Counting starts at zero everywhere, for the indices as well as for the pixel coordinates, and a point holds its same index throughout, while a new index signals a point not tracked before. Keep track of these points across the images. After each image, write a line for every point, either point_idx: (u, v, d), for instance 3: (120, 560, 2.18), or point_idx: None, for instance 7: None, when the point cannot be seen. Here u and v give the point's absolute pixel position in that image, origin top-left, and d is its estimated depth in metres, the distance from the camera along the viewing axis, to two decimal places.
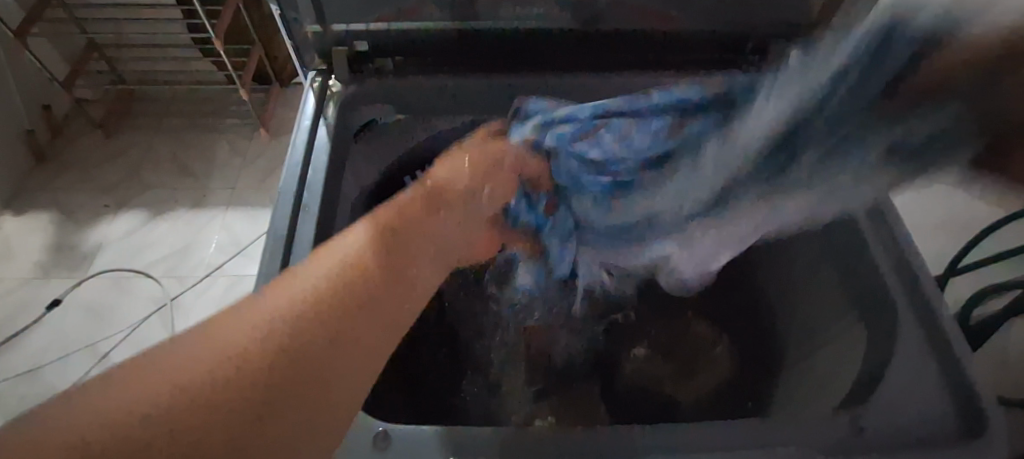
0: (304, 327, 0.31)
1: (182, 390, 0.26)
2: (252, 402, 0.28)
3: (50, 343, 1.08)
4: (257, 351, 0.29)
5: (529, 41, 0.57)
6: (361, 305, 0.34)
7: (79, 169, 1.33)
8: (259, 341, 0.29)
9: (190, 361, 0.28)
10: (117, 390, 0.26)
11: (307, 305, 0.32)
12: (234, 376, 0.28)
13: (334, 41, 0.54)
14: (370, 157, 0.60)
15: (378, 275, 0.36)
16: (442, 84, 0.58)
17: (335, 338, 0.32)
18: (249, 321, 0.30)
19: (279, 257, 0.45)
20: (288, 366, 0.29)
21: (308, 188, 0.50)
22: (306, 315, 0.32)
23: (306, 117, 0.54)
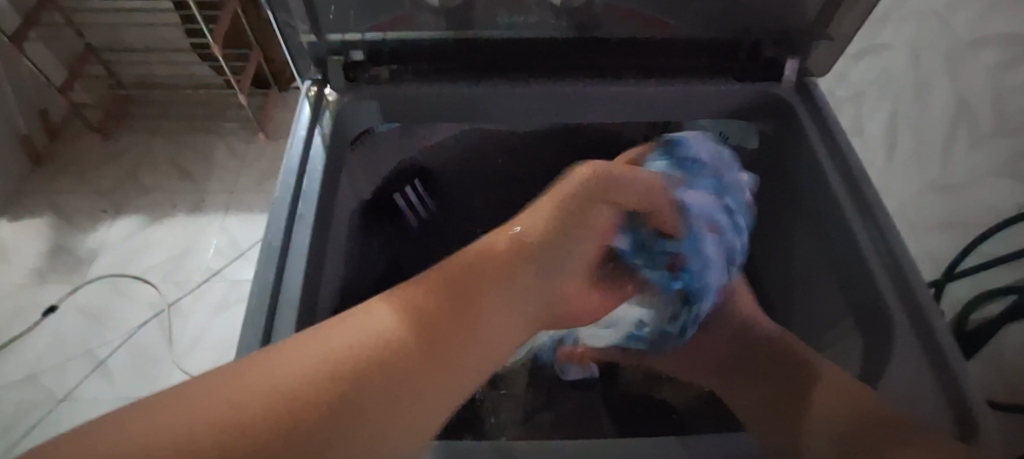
0: (342, 383, 0.32)
1: (276, 398, 0.30)
2: (326, 422, 0.31)
3: (47, 349, 1.07)
4: (303, 400, 0.31)
5: (525, 47, 0.57)
6: (404, 368, 0.36)
7: (77, 173, 1.32)
8: (337, 370, 0.33)
9: (247, 396, 0.29)
10: (164, 408, 0.28)
11: (353, 358, 0.34)
12: (314, 389, 0.31)
13: (329, 49, 0.55)
14: (370, 162, 0.61)
15: (425, 337, 0.39)
16: (437, 91, 0.57)
17: (369, 410, 0.33)
18: (302, 364, 0.32)
19: (275, 266, 0.45)
20: (320, 422, 0.30)
21: (304, 197, 0.50)
22: (381, 355, 0.35)
23: (301, 127, 0.53)
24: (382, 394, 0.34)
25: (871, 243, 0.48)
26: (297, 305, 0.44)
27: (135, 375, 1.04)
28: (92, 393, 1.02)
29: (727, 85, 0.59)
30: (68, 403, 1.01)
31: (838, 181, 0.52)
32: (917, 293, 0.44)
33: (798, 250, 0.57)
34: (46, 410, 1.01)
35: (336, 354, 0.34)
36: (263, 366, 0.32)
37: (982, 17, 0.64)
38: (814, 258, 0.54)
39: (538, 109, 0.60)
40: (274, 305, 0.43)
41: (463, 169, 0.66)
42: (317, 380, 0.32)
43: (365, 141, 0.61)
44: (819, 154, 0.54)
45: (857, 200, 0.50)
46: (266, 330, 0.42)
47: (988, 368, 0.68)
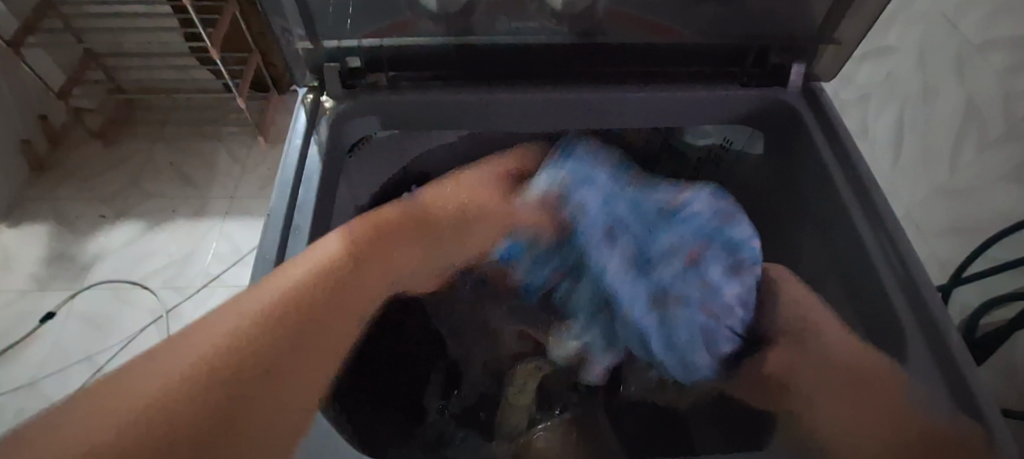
0: (252, 351, 0.39)
1: (176, 401, 0.34)
2: (226, 408, 0.36)
3: (46, 356, 1.07)
4: (224, 363, 0.38)
5: (526, 53, 0.56)
6: (264, 355, 0.40)
7: (77, 178, 1.32)
8: (226, 359, 0.38)
9: (179, 363, 0.36)
10: (101, 411, 0.33)
11: (245, 334, 0.40)
12: (193, 394, 0.35)
13: (325, 56, 0.54)
14: (368, 170, 0.60)
15: (279, 320, 0.42)
16: (435, 98, 0.56)
17: (259, 375, 0.39)
18: (213, 342, 0.38)
19: (268, 279, 0.44)
20: (246, 376, 0.38)
21: (300, 207, 0.49)
22: (268, 328, 0.41)
23: (298, 134, 0.53)
24: (281, 352, 0.41)
25: (882, 252, 0.47)
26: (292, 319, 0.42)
27: None
28: None
29: (730, 90, 0.58)
30: None
31: (846, 188, 0.51)
32: (932, 304, 0.43)
33: (805, 257, 0.56)
34: None
35: (268, 306, 0.41)
36: (161, 366, 0.36)
37: (992, 18, 0.63)
38: (823, 264, 0.53)
39: (540, 117, 0.59)
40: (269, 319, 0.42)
41: (456, 170, 0.65)
42: (201, 381, 0.36)
43: (364, 149, 0.59)
44: (827, 159, 0.53)
45: (868, 207, 0.49)
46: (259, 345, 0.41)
47: (1001, 376, 0.67)
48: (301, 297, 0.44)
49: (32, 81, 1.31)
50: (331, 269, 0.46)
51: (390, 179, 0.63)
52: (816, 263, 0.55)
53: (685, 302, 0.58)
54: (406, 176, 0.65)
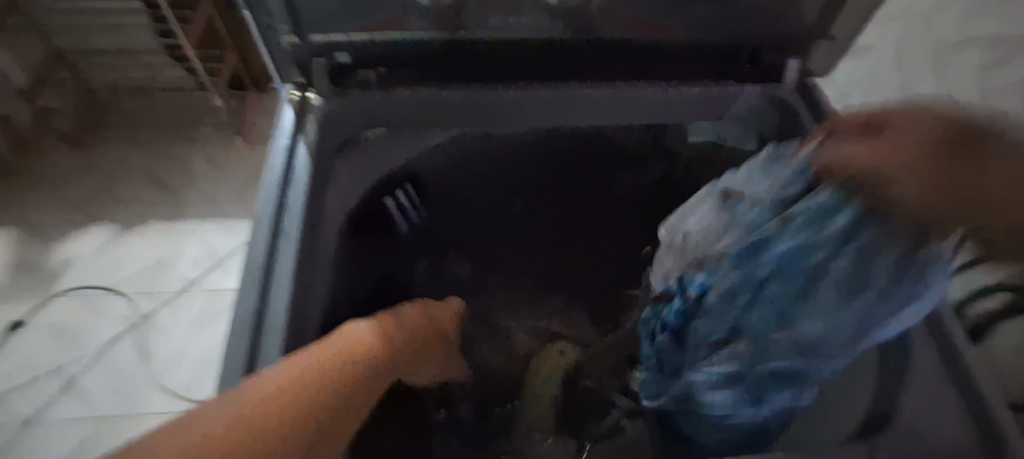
0: (318, 398, 0.35)
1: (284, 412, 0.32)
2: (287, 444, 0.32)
3: (14, 369, 1.02)
4: (287, 400, 0.33)
5: (521, 50, 0.54)
6: (328, 405, 0.35)
7: (45, 183, 1.27)
8: (318, 393, 0.35)
9: (249, 395, 0.33)
10: (170, 435, 0.30)
11: (315, 374, 0.36)
12: (251, 423, 0.31)
13: (310, 53, 0.51)
14: (359, 171, 0.58)
15: (350, 376, 0.38)
16: (429, 94, 0.55)
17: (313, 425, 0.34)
18: (286, 380, 0.34)
19: (256, 286, 0.42)
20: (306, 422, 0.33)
21: (287, 212, 0.46)
22: (345, 368, 0.38)
23: (284, 135, 0.51)
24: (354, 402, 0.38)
25: None
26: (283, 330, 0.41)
27: (110, 394, 0.99)
28: (63, 414, 0.97)
29: (725, 86, 0.58)
30: (37, 425, 0.96)
31: None
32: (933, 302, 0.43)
33: None
34: (14, 433, 0.95)
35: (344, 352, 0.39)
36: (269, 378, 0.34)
37: None
38: None
39: (535, 113, 0.59)
40: (257, 330, 0.40)
41: (448, 171, 0.63)
42: (292, 395, 0.34)
43: (353, 148, 0.58)
44: None
45: None
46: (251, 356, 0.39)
47: None
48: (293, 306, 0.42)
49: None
50: (381, 331, 0.42)
51: (382, 176, 0.59)
52: None
53: (781, 313, 0.40)
54: (396, 175, 0.61)
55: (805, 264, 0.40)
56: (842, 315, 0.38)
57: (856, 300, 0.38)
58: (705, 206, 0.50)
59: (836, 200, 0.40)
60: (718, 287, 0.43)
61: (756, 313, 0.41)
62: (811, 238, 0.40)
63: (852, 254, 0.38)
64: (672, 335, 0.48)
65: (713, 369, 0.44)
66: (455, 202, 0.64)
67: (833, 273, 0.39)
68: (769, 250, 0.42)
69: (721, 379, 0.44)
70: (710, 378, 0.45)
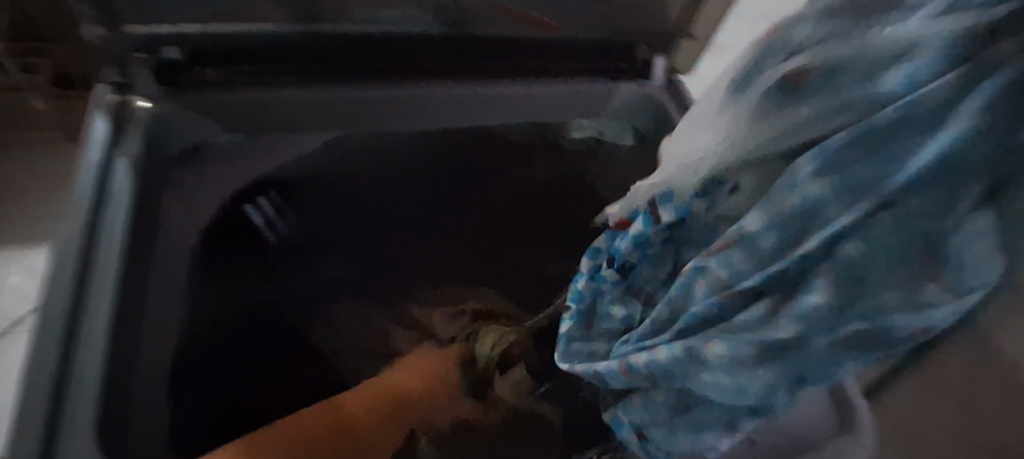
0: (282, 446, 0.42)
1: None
2: None
3: None
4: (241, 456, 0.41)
5: (387, 43, 0.51)
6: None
7: None
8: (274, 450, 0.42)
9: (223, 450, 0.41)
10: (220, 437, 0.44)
11: (296, 429, 0.43)
12: None
13: (132, 46, 0.45)
14: (207, 183, 0.50)
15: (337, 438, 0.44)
16: (282, 95, 0.49)
17: None
18: (278, 437, 0.42)
19: (59, 342, 0.36)
20: None
21: (101, 239, 0.40)
22: (335, 425, 0.44)
23: (96, 147, 0.43)
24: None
25: None
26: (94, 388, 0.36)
27: None
28: None
29: (602, 82, 0.57)
30: None
31: None
32: None
33: None
34: None
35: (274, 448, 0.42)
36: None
37: None
38: None
39: (406, 113, 0.54)
40: (61, 395, 0.35)
41: (316, 170, 0.54)
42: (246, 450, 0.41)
43: (198, 161, 0.50)
44: None
45: None
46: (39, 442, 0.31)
47: None
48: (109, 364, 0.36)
49: None
50: (394, 392, 0.47)
51: (245, 184, 0.52)
52: None
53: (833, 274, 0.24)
54: (256, 184, 0.52)
55: (944, 188, 0.22)
56: (946, 272, 0.23)
57: (995, 261, 0.22)
58: (773, 70, 0.27)
59: (984, 92, 0.20)
60: (783, 206, 0.25)
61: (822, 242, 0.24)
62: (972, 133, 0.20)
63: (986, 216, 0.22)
64: (622, 274, 0.37)
65: (731, 343, 0.27)
66: (329, 206, 0.55)
67: (962, 233, 0.22)
68: (888, 155, 0.22)
69: (734, 365, 0.28)
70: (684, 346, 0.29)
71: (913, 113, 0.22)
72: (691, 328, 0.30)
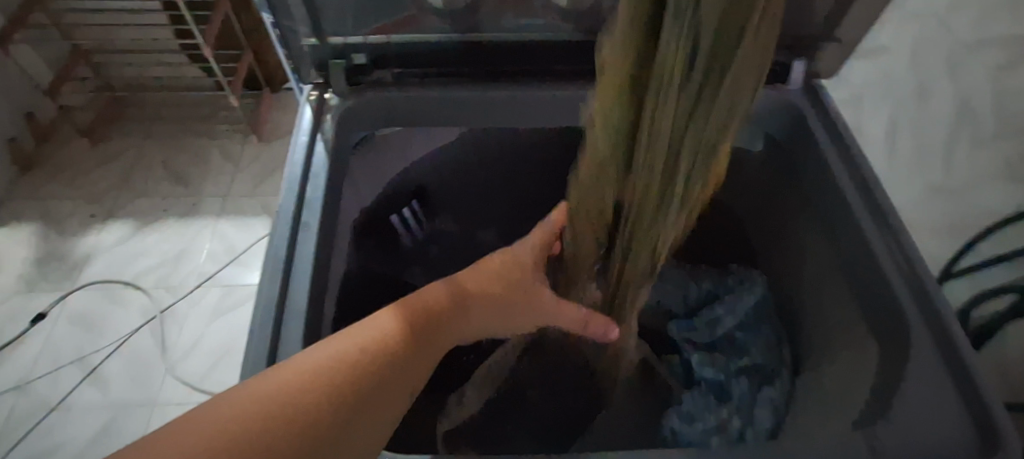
0: (323, 386, 0.29)
1: (268, 406, 0.27)
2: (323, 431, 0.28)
3: (38, 356, 1.05)
4: (293, 404, 0.28)
5: (536, 50, 0.56)
6: (360, 397, 0.30)
7: (65, 177, 1.30)
8: (308, 404, 0.28)
9: (273, 389, 0.28)
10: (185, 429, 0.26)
11: (332, 370, 0.30)
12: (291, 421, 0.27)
13: (329, 54, 0.54)
14: (368, 166, 0.60)
15: (389, 376, 0.32)
16: (444, 93, 0.57)
17: (345, 403, 0.30)
18: (283, 384, 0.29)
19: (278, 279, 0.44)
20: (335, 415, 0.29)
21: (307, 206, 0.49)
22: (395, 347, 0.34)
23: (302, 132, 0.53)
24: (328, 409, 0.29)
25: (888, 255, 0.47)
26: (304, 319, 0.43)
27: (130, 384, 1.01)
28: (82, 402, 0.99)
29: None
30: (58, 413, 0.98)
31: (848, 183, 0.52)
32: (929, 284, 0.45)
33: (810, 250, 0.58)
34: (36, 420, 0.98)
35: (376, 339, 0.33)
36: (279, 378, 0.29)
37: (988, 20, 0.73)
38: (826, 257, 0.55)
39: (549, 112, 0.59)
40: (278, 320, 0.42)
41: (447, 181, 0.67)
42: (313, 392, 0.29)
43: (365, 147, 0.59)
44: (824, 146, 0.55)
45: (868, 199, 0.51)
46: (269, 361, 0.40)
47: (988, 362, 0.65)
48: (312, 299, 0.44)
49: (19, 80, 1.29)
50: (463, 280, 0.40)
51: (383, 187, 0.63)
52: (815, 266, 0.57)
53: (736, 350, 0.61)
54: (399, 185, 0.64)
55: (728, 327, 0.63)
56: (737, 311, 0.63)
57: (747, 304, 0.63)
58: (678, 324, 0.65)
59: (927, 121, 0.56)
60: (671, 326, 0.66)
61: (735, 346, 0.62)
62: (745, 281, 0.66)
63: (763, 287, 0.65)
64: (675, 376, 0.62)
65: (715, 411, 0.56)
66: (467, 213, 0.70)
67: (739, 306, 0.63)
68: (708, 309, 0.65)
69: (746, 412, 0.55)
70: (699, 429, 0.55)
71: (751, 296, 0.64)
72: (727, 419, 0.55)
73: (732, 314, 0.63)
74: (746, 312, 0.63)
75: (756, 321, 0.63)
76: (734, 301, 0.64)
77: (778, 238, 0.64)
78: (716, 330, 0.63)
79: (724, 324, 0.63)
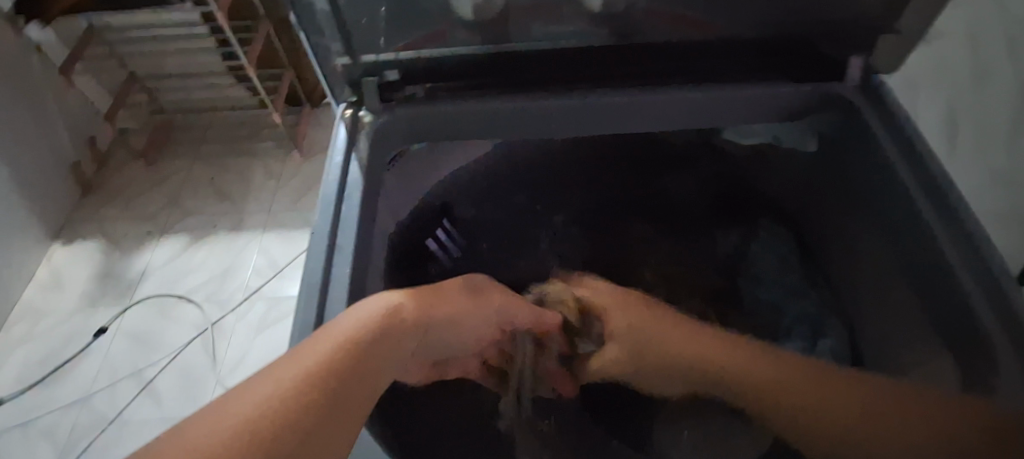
0: (275, 409, 0.32)
1: (222, 436, 0.30)
2: (288, 446, 0.31)
3: (99, 371, 1.10)
4: (251, 428, 0.31)
5: (568, 57, 0.55)
6: (316, 410, 0.34)
7: (122, 198, 1.37)
8: (263, 419, 0.31)
9: (226, 418, 0.31)
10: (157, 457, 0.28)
11: (279, 394, 0.33)
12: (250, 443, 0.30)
13: (362, 72, 0.54)
14: (404, 181, 0.60)
15: (336, 388, 0.36)
16: (478, 107, 0.56)
17: (303, 420, 0.33)
18: (237, 414, 0.31)
19: (316, 301, 0.44)
20: (286, 431, 0.32)
21: (342, 226, 0.49)
22: (338, 360, 0.37)
23: (338, 152, 0.53)
24: (286, 426, 0.32)
25: (962, 260, 0.43)
26: None
27: (183, 397, 1.05)
28: (140, 414, 1.04)
29: (780, 86, 0.55)
30: (118, 425, 1.03)
31: (918, 189, 0.48)
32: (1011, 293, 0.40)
33: (874, 259, 0.54)
34: (97, 432, 1.02)
35: (346, 344, 0.38)
36: (230, 408, 0.32)
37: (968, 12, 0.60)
38: (891, 266, 0.52)
39: (585, 123, 0.59)
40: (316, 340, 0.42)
41: (478, 192, 0.67)
42: (265, 415, 0.32)
43: (401, 160, 0.59)
44: (886, 148, 0.51)
45: (935, 195, 0.47)
46: None
47: None
48: None
49: (80, 108, 1.37)
50: (402, 299, 0.44)
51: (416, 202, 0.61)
52: (883, 270, 0.53)
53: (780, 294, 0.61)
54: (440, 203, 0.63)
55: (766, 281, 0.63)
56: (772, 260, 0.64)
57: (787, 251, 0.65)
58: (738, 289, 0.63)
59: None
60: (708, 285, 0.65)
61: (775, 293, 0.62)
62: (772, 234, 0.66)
63: (790, 234, 0.65)
64: None
65: None
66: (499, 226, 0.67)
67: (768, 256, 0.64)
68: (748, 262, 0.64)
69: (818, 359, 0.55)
70: None
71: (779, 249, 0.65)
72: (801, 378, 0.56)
73: (768, 264, 0.64)
74: (781, 253, 0.64)
75: (791, 258, 0.64)
76: (759, 248, 0.65)
77: (838, 245, 0.60)
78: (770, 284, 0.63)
79: (768, 273, 0.63)
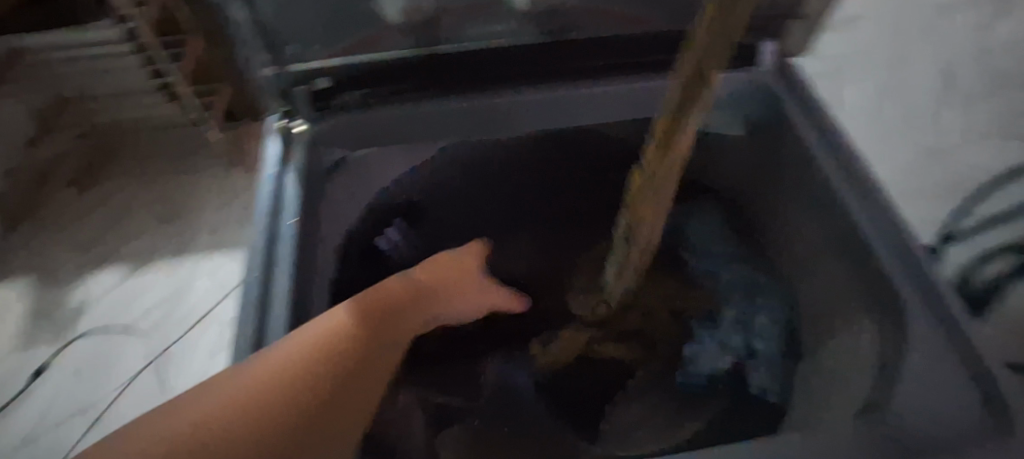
0: (278, 396, 0.32)
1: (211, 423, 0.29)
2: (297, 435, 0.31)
3: (41, 412, 1.04)
4: (257, 413, 0.30)
5: (503, 54, 0.56)
6: (326, 398, 0.34)
7: (53, 228, 1.29)
8: (266, 403, 0.31)
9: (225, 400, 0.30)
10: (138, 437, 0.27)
11: (283, 379, 0.33)
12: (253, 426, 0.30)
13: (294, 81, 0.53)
14: (345, 193, 0.58)
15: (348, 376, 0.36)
16: (415, 111, 0.57)
17: (314, 404, 0.33)
18: (235, 397, 0.31)
19: (258, 316, 0.43)
20: (296, 418, 0.32)
21: (282, 239, 0.48)
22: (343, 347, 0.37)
23: (272, 166, 0.52)
24: (290, 412, 0.32)
25: None
26: None
27: None
28: None
29: None
30: None
31: None
32: None
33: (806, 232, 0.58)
34: None
35: (329, 337, 0.37)
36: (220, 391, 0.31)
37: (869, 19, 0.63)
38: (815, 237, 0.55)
39: (523, 120, 0.60)
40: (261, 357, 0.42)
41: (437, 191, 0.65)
42: (264, 400, 0.31)
43: (342, 171, 0.57)
44: None
45: None
46: None
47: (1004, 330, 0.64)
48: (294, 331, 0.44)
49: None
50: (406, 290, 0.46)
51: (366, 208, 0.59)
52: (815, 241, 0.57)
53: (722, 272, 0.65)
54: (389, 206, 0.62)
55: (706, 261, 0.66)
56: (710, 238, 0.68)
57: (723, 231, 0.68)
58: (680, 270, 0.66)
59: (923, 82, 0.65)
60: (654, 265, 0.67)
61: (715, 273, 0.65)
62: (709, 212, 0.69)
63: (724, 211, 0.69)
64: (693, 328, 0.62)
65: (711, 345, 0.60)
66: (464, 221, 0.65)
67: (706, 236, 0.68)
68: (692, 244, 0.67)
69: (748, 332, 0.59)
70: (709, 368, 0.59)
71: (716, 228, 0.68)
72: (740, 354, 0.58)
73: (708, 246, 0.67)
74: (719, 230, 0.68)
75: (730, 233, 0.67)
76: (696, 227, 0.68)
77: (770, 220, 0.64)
78: (708, 258, 0.66)
79: (711, 249, 0.67)
